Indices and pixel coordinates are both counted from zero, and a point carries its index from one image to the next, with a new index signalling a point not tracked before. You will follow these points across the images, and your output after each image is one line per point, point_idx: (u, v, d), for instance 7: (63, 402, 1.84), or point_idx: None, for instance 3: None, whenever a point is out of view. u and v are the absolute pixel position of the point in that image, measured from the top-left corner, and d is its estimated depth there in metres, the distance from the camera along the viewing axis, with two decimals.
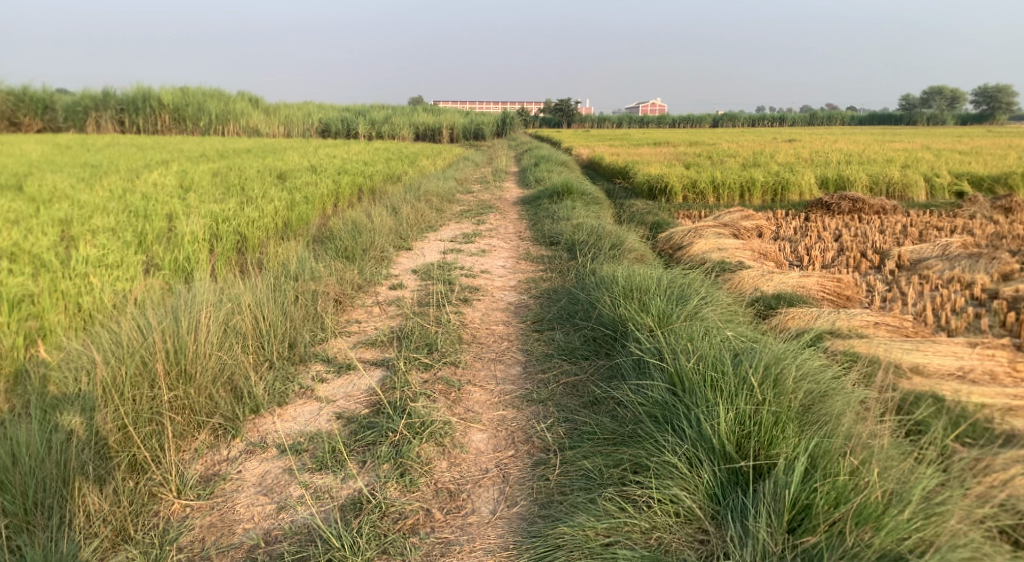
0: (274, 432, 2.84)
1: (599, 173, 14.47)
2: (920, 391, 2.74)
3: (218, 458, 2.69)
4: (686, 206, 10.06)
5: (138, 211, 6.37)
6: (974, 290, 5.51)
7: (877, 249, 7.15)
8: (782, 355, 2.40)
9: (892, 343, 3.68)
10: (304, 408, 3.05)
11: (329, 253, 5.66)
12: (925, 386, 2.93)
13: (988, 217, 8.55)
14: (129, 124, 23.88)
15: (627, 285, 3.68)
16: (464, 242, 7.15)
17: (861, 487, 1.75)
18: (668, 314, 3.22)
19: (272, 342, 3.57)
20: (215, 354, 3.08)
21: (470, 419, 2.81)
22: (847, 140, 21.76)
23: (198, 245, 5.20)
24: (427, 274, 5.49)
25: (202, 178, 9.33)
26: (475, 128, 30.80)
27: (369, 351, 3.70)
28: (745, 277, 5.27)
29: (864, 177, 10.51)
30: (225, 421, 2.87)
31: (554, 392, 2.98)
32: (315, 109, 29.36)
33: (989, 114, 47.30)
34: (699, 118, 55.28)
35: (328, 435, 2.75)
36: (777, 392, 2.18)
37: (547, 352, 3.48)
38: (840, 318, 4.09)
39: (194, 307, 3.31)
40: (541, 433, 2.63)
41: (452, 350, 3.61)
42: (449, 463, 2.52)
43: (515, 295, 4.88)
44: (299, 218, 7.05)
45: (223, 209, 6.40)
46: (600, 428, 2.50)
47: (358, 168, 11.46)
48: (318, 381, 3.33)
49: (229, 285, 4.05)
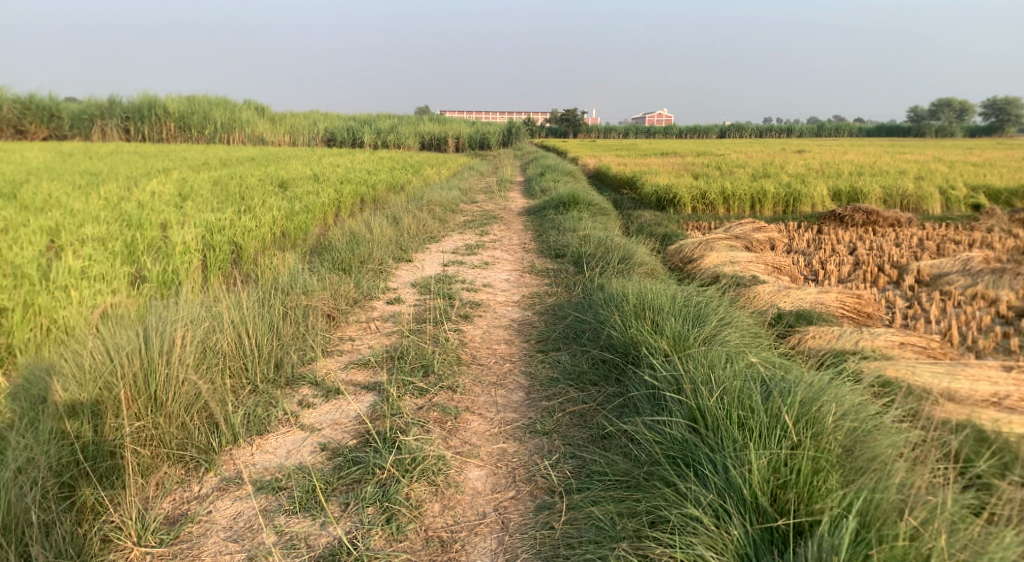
0: (251, 465, 2.60)
1: (605, 184, 14.24)
2: (960, 421, 2.47)
3: (188, 496, 2.45)
4: (695, 218, 9.80)
5: (131, 220, 6.16)
6: (1000, 307, 5.23)
7: (895, 263, 6.86)
8: (818, 388, 2.11)
9: (921, 365, 3.41)
10: (287, 438, 2.80)
11: (325, 266, 5.43)
12: (963, 414, 2.66)
13: (1007, 231, 8.24)
14: (134, 132, 23.82)
15: (638, 304, 3.43)
16: (466, 253, 6.90)
17: (926, 556, 1.46)
18: (684, 336, 2.96)
19: (256, 363, 3.34)
20: (190, 379, 2.83)
21: (467, 453, 2.55)
22: (857, 151, 21.46)
23: (189, 257, 4.98)
24: (427, 287, 5.24)
25: (202, 186, 9.14)
26: (481, 138, 30.68)
27: (360, 373, 3.45)
28: (760, 292, 5.00)
29: (878, 190, 10.22)
30: (198, 454, 2.65)
31: (560, 423, 2.72)
32: (321, 118, 29.27)
33: (998, 125, 46.95)
34: (705, 128, 55.03)
35: (309, 470, 2.49)
36: (815, 431, 1.88)
37: (551, 377, 3.21)
38: (864, 338, 3.81)
39: (169, 324, 3.06)
40: (545, 472, 2.36)
41: (450, 372, 3.35)
42: (443, 505, 2.25)
43: (518, 310, 4.62)
44: (297, 228, 6.82)
45: (219, 219, 6.18)
46: (611, 467, 2.23)
47: (360, 177, 11.25)
48: (304, 407, 3.08)
49: (215, 301, 3.80)
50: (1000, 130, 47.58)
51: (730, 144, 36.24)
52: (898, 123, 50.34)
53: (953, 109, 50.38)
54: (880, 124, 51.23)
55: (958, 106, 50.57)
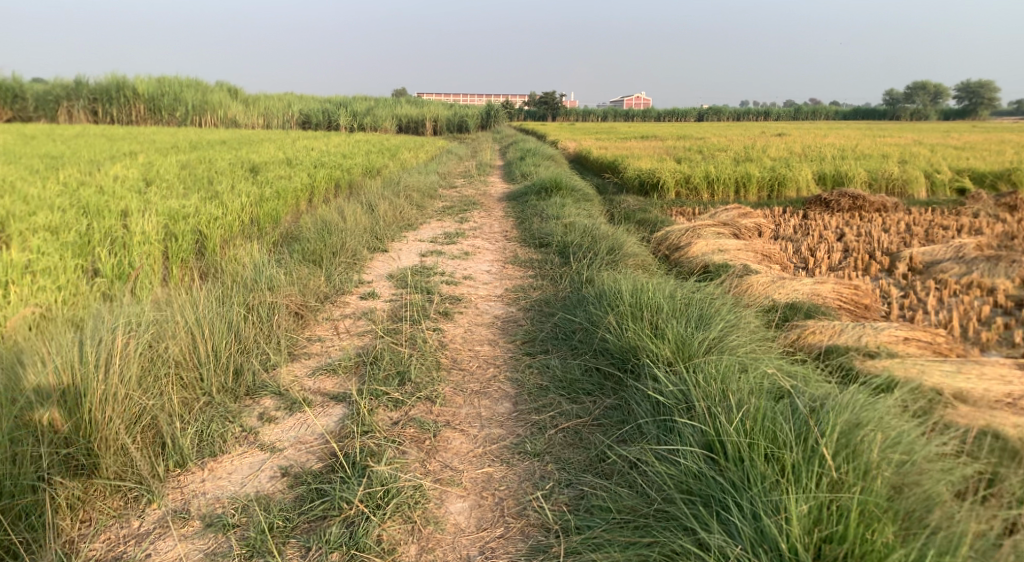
0: (201, 494, 2.27)
1: (587, 168, 13.92)
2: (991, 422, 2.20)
3: (125, 534, 2.10)
4: (680, 203, 9.53)
5: (87, 207, 5.70)
6: (998, 296, 5.02)
7: (887, 250, 6.66)
8: (854, 409, 1.86)
9: (931, 362, 3.15)
10: (244, 460, 2.46)
11: (295, 256, 5.06)
12: (987, 416, 2.40)
13: (993, 215, 8.11)
14: (102, 114, 22.93)
15: (634, 304, 3.14)
16: (445, 242, 6.56)
17: None
18: (688, 341, 2.69)
19: (213, 372, 2.97)
20: (131, 397, 2.46)
21: (447, 481, 2.23)
22: (834, 135, 21.38)
23: (148, 248, 4.56)
24: (403, 280, 4.90)
25: (168, 170, 8.64)
26: (460, 120, 30.10)
27: (329, 380, 3.11)
28: (755, 282, 4.73)
29: (863, 173, 10.03)
30: (140, 484, 2.28)
31: (552, 442, 2.42)
32: (296, 100, 28.48)
33: (970, 109, 47.46)
34: (683, 112, 54.88)
35: (266, 502, 2.16)
36: (859, 466, 1.64)
37: (541, 385, 2.90)
38: (868, 333, 3.53)
39: (109, 332, 2.68)
40: (537, 504, 2.07)
41: (428, 381, 3.02)
42: (420, 548, 1.94)
43: (501, 306, 4.31)
44: (267, 214, 6.41)
45: (183, 206, 5.75)
46: (615, 502, 1.94)
47: (336, 161, 10.80)
48: (265, 421, 2.74)
49: (169, 301, 3.43)
50: (973, 113, 48.10)
51: (710, 128, 36.03)
52: (874, 107, 50.66)
53: (927, 93, 50.77)
54: (856, 108, 51.50)
55: (933, 90, 51.08)
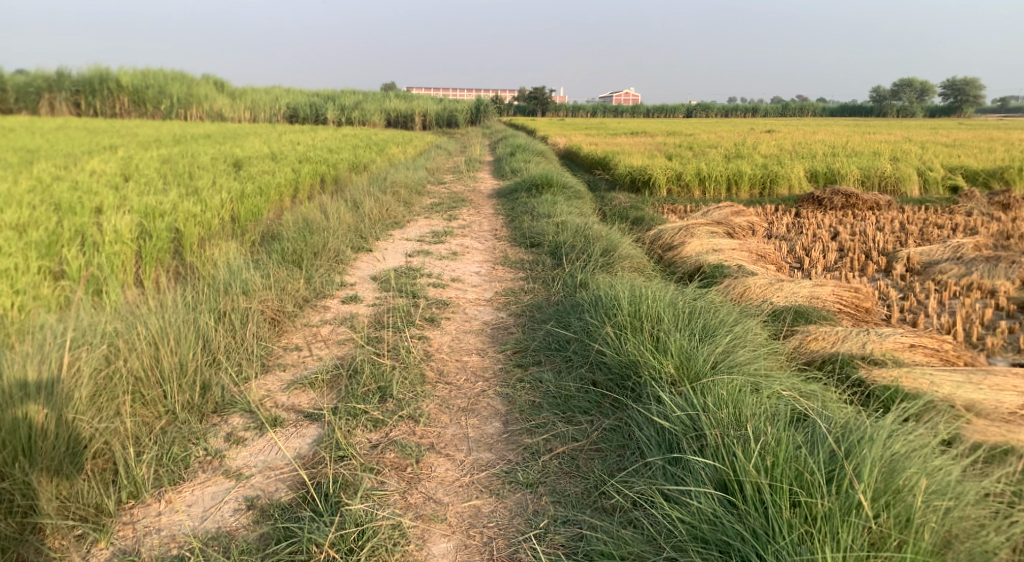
0: (156, 531, 2.03)
1: (577, 164, 13.71)
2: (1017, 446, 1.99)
3: None
4: (672, 201, 9.34)
5: (60, 203, 5.41)
6: (999, 299, 4.85)
7: (882, 249, 6.50)
8: (889, 442, 1.66)
9: (941, 372, 2.95)
10: (206, 489, 2.22)
11: (275, 257, 4.81)
12: (1009, 431, 2.20)
13: (986, 214, 7.98)
14: (86, 106, 22.22)
15: (633, 314, 2.93)
16: (432, 241, 6.33)
17: None
18: (693, 356, 2.48)
19: (179, 389, 2.72)
20: (78, 421, 2.22)
21: (429, 517, 2.01)
22: (818, 133, 21.38)
23: (119, 247, 4.28)
24: (388, 283, 4.66)
25: (149, 165, 8.31)
26: (449, 115, 29.77)
27: (303, 395, 2.87)
28: (752, 285, 4.53)
29: (856, 171, 9.88)
30: (84, 520, 2.04)
31: (547, 470, 2.20)
32: (283, 93, 28.00)
33: (955, 107, 47.71)
34: (672, 108, 54.89)
35: (227, 542, 1.93)
36: (901, 516, 1.45)
37: (533, 402, 2.68)
38: (873, 339, 3.33)
39: (58, 345, 2.44)
40: (530, 546, 1.86)
41: (411, 397, 2.79)
42: None
43: (490, 311, 4.09)
44: (249, 212, 6.14)
45: (160, 203, 5.47)
46: (620, 547, 1.73)
47: (322, 156, 10.51)
48: (232, 443, 2.50)
49: (135, 308, 3.19)
50: (957, 110, 48.36)
51: (698, 125, 36.07)
52: (861, 104, 50.84)
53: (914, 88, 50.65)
54: (844, 104, 51.80)
55: (919, 87, 51.46)
